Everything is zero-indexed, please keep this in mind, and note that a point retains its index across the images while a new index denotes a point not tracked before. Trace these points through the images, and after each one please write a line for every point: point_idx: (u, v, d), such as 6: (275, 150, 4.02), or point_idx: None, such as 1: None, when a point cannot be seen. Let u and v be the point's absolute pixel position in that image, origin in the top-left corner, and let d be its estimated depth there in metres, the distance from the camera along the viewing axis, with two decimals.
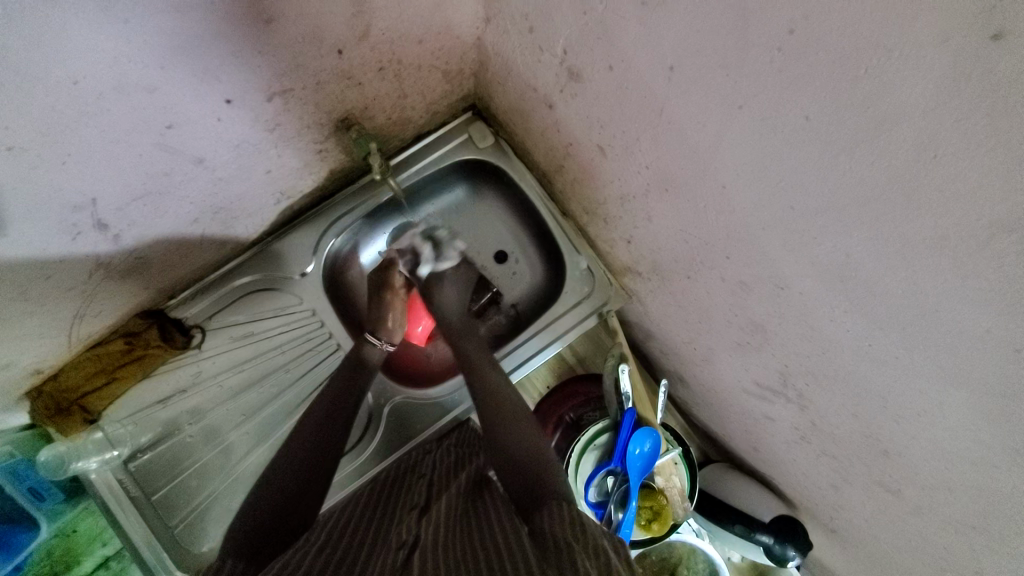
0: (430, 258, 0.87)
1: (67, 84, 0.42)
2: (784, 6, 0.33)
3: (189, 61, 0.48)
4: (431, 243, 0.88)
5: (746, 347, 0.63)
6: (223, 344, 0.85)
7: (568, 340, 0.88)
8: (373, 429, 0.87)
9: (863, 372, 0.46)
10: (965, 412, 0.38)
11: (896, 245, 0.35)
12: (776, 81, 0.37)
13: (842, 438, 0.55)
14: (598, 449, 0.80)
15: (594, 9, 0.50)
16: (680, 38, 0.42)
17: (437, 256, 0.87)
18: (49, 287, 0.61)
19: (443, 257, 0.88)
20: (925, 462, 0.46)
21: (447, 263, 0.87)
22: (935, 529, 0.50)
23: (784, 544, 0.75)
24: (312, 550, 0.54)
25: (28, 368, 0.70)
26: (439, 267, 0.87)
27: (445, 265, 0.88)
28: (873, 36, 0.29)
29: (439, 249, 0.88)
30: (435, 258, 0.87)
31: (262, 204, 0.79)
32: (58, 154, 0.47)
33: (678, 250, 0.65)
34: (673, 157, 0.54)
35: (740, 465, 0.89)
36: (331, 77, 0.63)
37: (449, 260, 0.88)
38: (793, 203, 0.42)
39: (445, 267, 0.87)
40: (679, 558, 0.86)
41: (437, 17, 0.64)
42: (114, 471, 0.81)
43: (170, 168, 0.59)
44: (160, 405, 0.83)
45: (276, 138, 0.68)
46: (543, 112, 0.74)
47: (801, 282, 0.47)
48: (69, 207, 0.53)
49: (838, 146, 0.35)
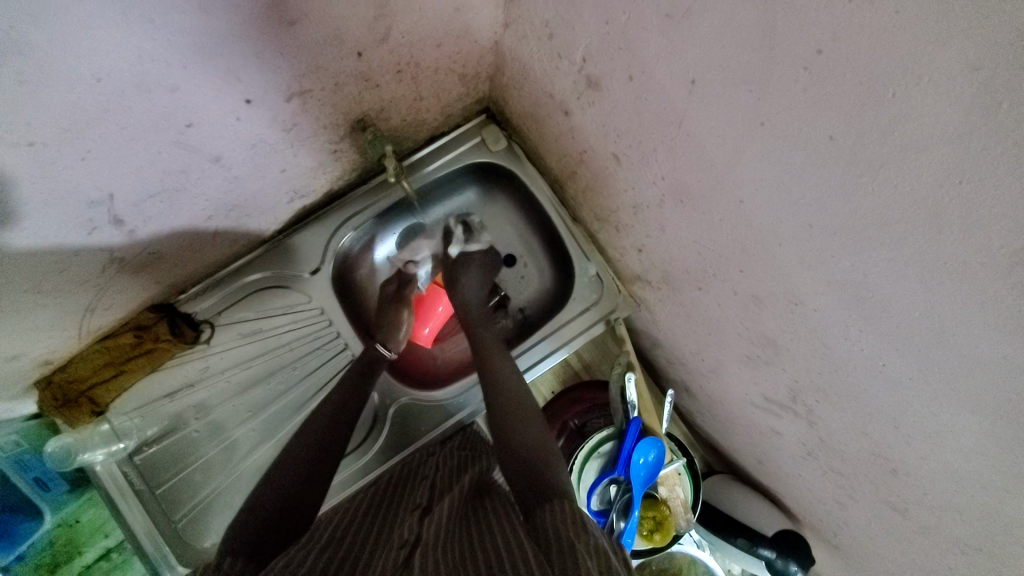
0: (460, 239, 0.91)
1: (90, 82, 0.42)
2: (812, 25, 0.33)
3: (210, 61, 0.48)
4: (463, 226, 0.92)
5: (755, 360, 0.63)
6: (230, 340, 0.85)
7: (575, 347, 0.88)
8: (378, 430, 0.87)
9: (875, 392, 0.46)
10: (980, 438, 0.38)
11: (916, 267, 0.35)
12: (801, 99, 0.36)
13: (850, 457, 0.55)
14: (601, 457, 0.81)
15: (616, 19, 0.50)
16: (704, 52, 0.42)
17: (467, 238, 0.91)
18: (62, 280, 0.61)
19: (474, 239, 0.91)
20: (934, 485, 0.45)
21: (477, 246, 0.90)
22: (942, 551, 0.50)
23: (786, 560, 0.74)
24: (315, 549, 0.53)
25: (37, 359, 0.70)
26: (467, 249, 0.89)
27: (474, 249, 0.90)
28: (903, 61, 0.29)
29: (470, 233, 0.92)
30: (465, 241, 0.91)
31: (274, 202, 0.79)
32: (77, 150, 0.47)
33: (690, 262, 0.65)
34: (690, 170, 0.54)
35: (744, 477, 0.88)
36: (349, 79, 0.63)
37: (479, 245, 0.91)
38: (813, 221, 0.42)
39: (474, 249, 0.90)
40: (678, 569, 0.85)
41: (456, 22, 0.64)
42: (119, 463, 0.82)
43: (187, 165, 0.59)
44: (166, 399, 0.84)
45: (292, 138, 0.68)
46: (558, 119, 0.74)
47: (816, 300, 0.46)
48: (85, 203, 0.54)
49: (862, 167, 0.35)
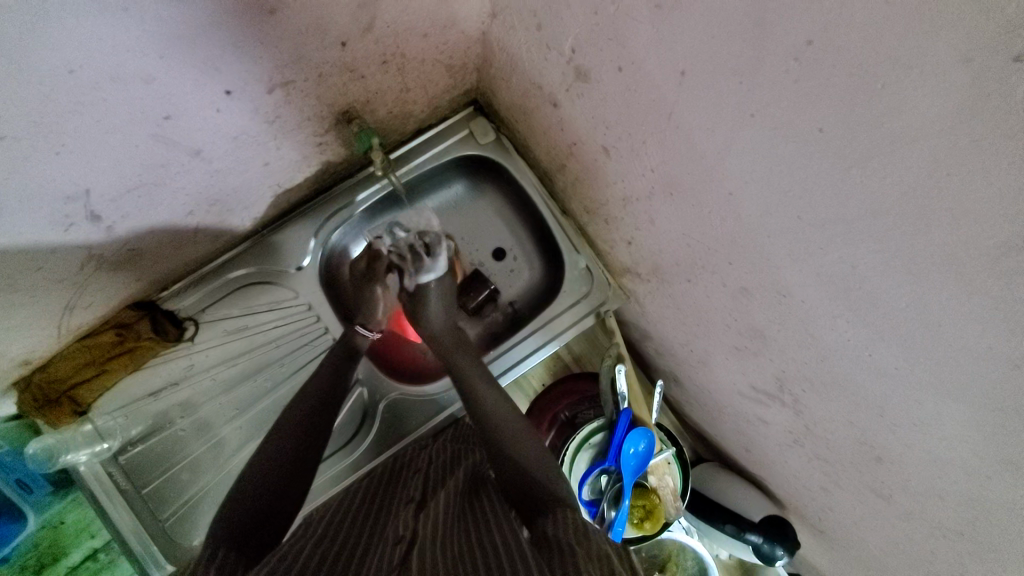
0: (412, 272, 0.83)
1: (63, 74, 0.40)
2: (803, 18, 0.33)
3: (188, 51, 0.47)
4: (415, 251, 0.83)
5: (744, 351, 0.64)
6: (216, 338, 0.84)
7: (565, 339, 0.88)
8: (368, 424, 0.87)
9: (861, 381, 0.47)
10: (961, 423, 0.39)
11: (904, 260, 0.35)
12: (793, 91, 0.36)
13: (837, 444, 0.56)
14: (592, 448, 0.81)
15: (606, 9, 0.49)
16: (695, 44, 0.42)
17: (418, 268, 0.83)
18: (38, 279, 0.59)
19: (424, 271, 0.83)
20: (919, 471, 0.46)
21: (427, 277, 0.83)
22: (924, 533, 0.51)
23: (773, 544, 0.76)
24: (309, 544, 0.53)
25: (16, 359, 0.69)
26: (421, 279, 0.83)
27: (428, 278, 0.84)
28: (893, 53, 0.29)
29: (420, 261, 0.83)
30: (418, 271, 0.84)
31: (259, 195, 0.77)
32: (51, 144, 0.46)
33: (679, 255, 0.65)
34: (680, 162, 0.54)
35: (731, 465, 0.90)
36: (334, 69, 0.61)
37: (432, 272, 0.84)
38: (802, 214, 0.42)
39: (429, 280, 0.84)
40: (667, 555, 0.88)
41: (443, 11, 0.63)
42: (103, 464, 0.80)
43: (166, 159, 0.58)
44: (151, 397, 0.82)
45: (275, 130, 0.66)
46: (547, 110, 0.74)
47: (805, 291, 0.47)
48: (62, 198, 0.52)
49: (852, 160, 0.35)
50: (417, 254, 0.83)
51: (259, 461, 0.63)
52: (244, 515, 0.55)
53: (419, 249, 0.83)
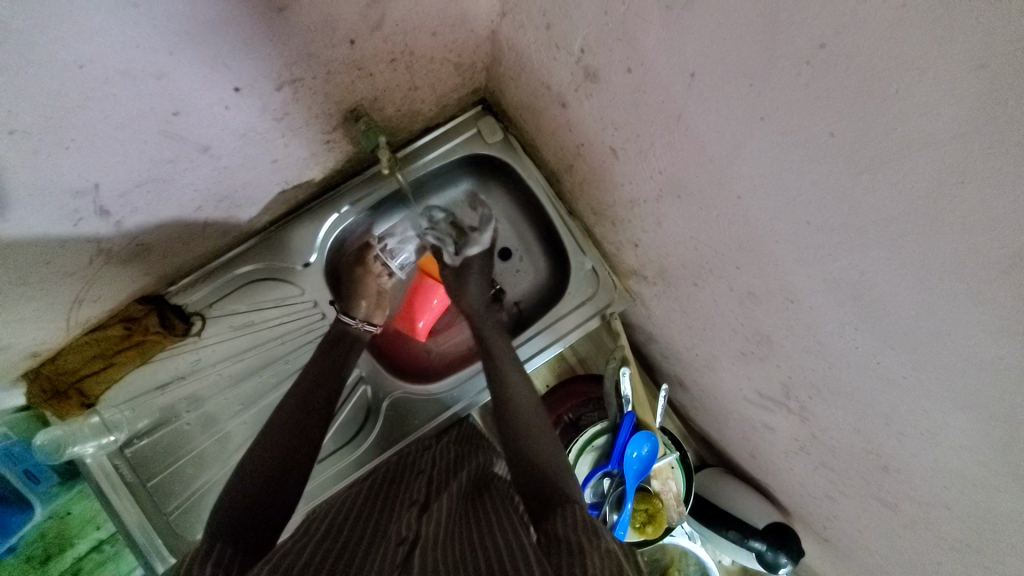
0: (456, 245, 0.91)
1: (72, 70, 0.41)
2: (814, 20, 0.32)
3: (196, 48, 0.47)
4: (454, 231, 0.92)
5: (749, 356, 0.63)
6: (222, 333, 0.85)
7: (570, 341, 0.87)
8: (372, 422, 0.88)
9: (868, 389, 0.46)
10: (969, 435, 0.38)
11: (913, 267, 0.35)
12: (803, 94, 0.36)
13: (843, 452, 0.55)
14: (595, 451, 0.80)
15: (615, 9, 0.49)
16: (704, 45, 0.42)
17: (463, 244, 0.92)
18: (48, 272, 0.60)
19: (468, 245, 0.91)
20: (926, 481, 0.45)
21: (475, 249, 0.91)
22: (931, 545, 0.50)
23: (776, 552, 0.75)
24: (310, 542, 0.52)
25: (25, 351, 0.69)
26: (468, 252, 0.91)
27: (473, 250, 0.92)
28: (906, 56, 0.28)
29: (465, 237, 0.92)
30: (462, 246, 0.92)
31: (265, 193, 0.78)
32: (60, 140, 0.46)
33: (686, 258, 0.65)
34: (688, 164, 0.53)
35: (735, 470, 0.89)
36: (342, 67, 0.62)
37: (477, 245, 0.92)
38: (811, 219, 0.41)
39: (474, 251, 0.91)
40: (670, 560, 0.87)
41: (452, 10, 0.63)
42: (109, 457, 0.82)
43: (175, 155, 0.58)
44: (157, 392, 0.83)
45: (284, 127, 0.66)
46: (555, 111, 0.73)
47: (812, 297, 0.46)
48: (71, 193, 0.52)
49: (862, 165, 0.34)
50: (465, 231, 0.92)
51: (261, 456, 0.63)
52: (246, 509, 0.55)
53: (465, 227, 0.93)
